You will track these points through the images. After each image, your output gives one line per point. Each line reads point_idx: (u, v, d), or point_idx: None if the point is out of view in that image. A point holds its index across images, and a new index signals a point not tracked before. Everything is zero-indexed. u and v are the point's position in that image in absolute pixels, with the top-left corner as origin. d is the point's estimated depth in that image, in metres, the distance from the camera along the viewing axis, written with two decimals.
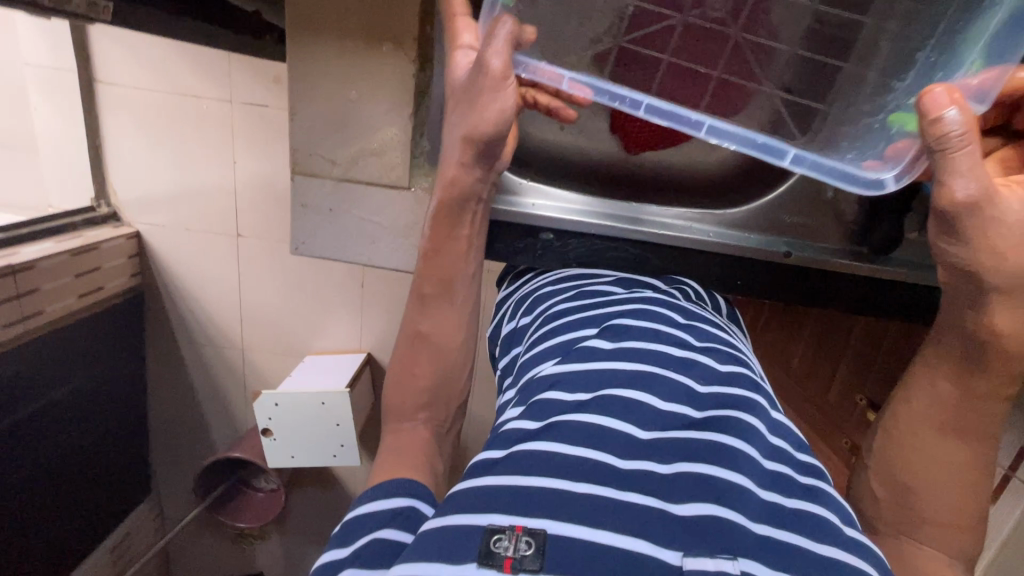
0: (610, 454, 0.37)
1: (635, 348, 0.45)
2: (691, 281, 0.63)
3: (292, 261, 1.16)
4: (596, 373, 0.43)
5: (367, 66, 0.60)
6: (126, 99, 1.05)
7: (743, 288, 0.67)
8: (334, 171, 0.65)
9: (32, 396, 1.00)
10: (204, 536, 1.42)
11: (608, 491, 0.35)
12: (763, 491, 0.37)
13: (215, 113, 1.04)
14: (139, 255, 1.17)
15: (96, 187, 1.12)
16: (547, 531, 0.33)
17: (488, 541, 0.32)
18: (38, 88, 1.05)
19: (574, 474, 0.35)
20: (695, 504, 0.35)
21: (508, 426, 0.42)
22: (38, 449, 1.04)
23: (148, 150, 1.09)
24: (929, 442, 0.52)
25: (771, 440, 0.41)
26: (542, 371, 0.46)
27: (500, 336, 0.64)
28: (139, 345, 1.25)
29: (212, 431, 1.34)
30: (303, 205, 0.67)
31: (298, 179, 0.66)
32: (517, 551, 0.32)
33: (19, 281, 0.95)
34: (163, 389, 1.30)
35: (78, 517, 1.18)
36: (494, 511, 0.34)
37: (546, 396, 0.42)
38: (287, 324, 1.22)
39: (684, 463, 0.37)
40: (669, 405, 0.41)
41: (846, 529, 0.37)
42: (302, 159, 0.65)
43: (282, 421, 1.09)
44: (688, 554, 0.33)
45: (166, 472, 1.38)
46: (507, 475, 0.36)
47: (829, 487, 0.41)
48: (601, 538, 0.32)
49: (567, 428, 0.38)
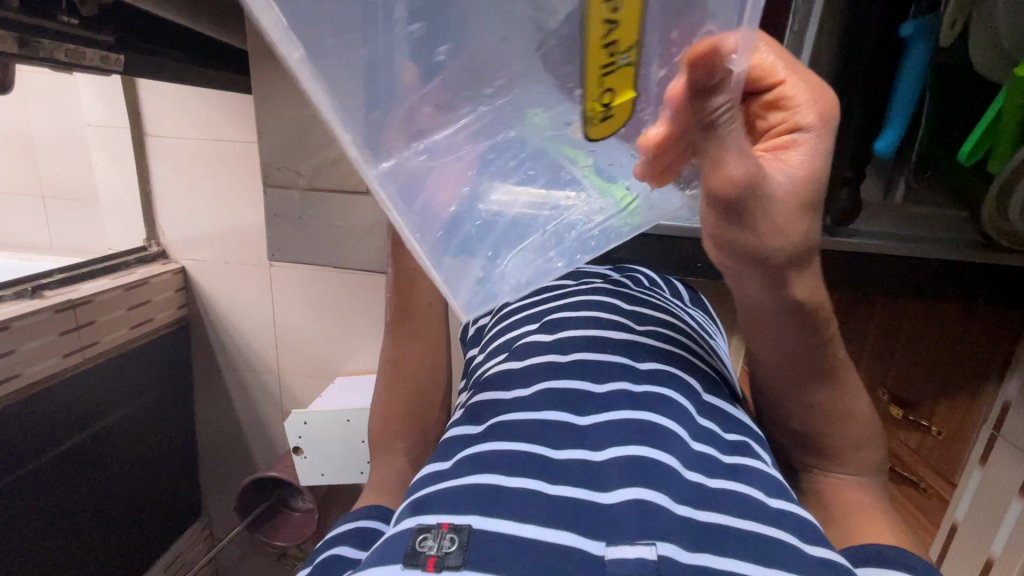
0: (542, 445, 0.38)
1: (570, 337, 0.48)
2: (644, 270, 0.65)
3: (317, 289, 1.23)
4: (533, 367, 0.46)
5: None
6: (170, 148, 1.17)
7: (703, 268, 0.75)
8: (300, 181, 0.80)
9: (91, 420, 1.10)
10: (250, 554, 1.48)
11: (536, 484, 0.35)
12: (689, 471, 0.37)
13: (247, 155, 1.14)
14: (185, 289, 1.28)
15: (146, 229, 1.24)
16: (472, 527, 0.33)
17: (415, 541, 0.33)
18: (96, 145, 1.19)
19: (506, 469, 0.36)
20: (626, 490, 0.35)
21: (451, 436, 0.44)
22: (96, 472, 1.12)
23: (190, 192, 1.19)
24: (837, 426, 0.53)
25: (699, 421, 0.42)
26: (491, 368, 0.50)
27: (466, 339, 0.67)
28: (186, 372, 1.35)
29: (253, 452, 1.41)
30: (279, 213, 0.81)
31: (271, 188, 0.80)
32: (441, 549, 0.32)
33: (77, 314, 1.06)
34: (209, 416, 1.40)
35: (135, 539, 1.26)
36: (425, 514, 0.35)
37: (481, 398, 0.45)
38: (319, 350, 1.28)
39: (614, 447, 0.38)
40: (605, 388, 0.43)
41: (770, 502, 0.37)
42: (274, 172, 0.79)
43: (311, 440, 1.13)
44: (611, 543, 0.32)
45: (213, 494, 1.46)
46: (444, 484, 0.37)
47: (758, 463, 0.40)
48: (526, 532, 0.32)
49: (501, 429, 0.40)
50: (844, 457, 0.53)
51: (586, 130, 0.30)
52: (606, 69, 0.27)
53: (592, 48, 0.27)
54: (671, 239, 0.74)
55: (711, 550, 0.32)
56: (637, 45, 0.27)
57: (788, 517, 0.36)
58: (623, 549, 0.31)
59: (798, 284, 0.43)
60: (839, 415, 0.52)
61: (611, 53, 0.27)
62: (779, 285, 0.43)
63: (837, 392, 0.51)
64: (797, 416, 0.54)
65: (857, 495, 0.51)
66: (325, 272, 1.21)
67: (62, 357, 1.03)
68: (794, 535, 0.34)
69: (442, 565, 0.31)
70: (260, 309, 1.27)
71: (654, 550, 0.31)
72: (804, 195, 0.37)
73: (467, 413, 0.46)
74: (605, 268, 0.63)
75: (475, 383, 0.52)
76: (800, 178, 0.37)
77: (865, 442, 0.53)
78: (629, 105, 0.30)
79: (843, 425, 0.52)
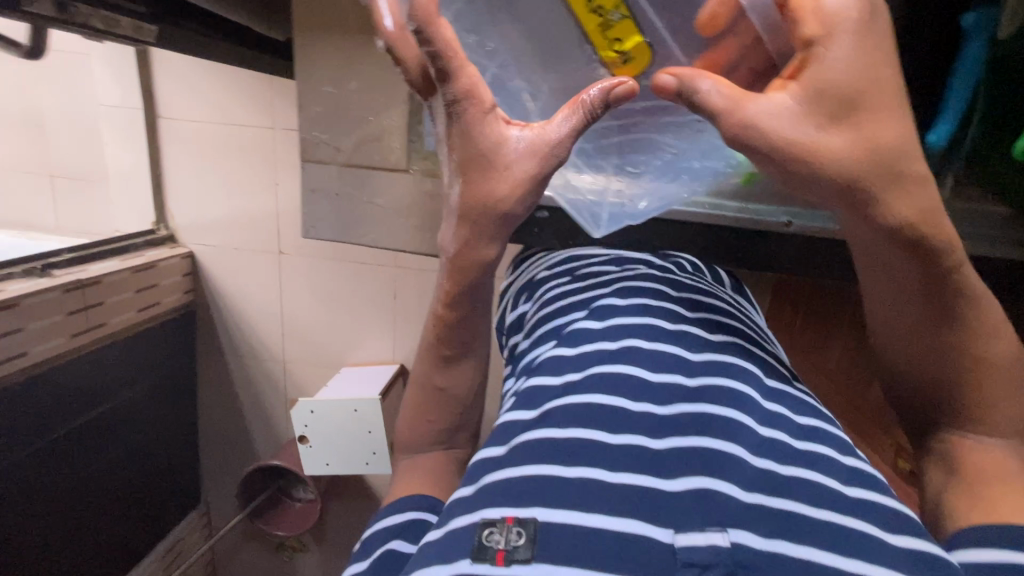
0: (599, 430, 0.38)
1: (624, 324, 0.47)
2: (686, 255, 0.65)
3: (330, 279, 1.22)
4: (585, 354, 0.45)
5: (372, 61, 0.63)
6: (184, 130, 1.16)
7: (745, 259, 0.74)
8: (336, 155, 0.67)
9: (94, 402, 1.08)
10: (248, 543, 1.47)
11: (597, 473, 0.35)
12: (757, 458, 0.37)
13: (260, 140, 1.13)
14: (193, 273, 1.27)
15: (156, 211, 1.23)
16: (538, 519, 0.33)
17: (481, 536, 0.33)
18: (109, 125, 1.18)
19: (563, 460, 0.36)
20: (689, 478, 0.35)
21: (504, 420, 0.44)
22: (96, 455, 1.11)
23: (201, 176, 1.18)
24: (974, 378, 0.48)
25: (767, 406, 0.42)
26: (540, 355, 0.49)
27: (504, 326, 0.66)
28: (191, 357, 1.33)
29: (255, 441, 1.40)
30: (314, 191, 0.69)
31: (309, 165, 0.68)
32: (508, 543, 0.32)
33: (85, 294, 1.05)
34: (212, 402, 1.38)
35: (132, 524, 1.24)
36: (486, 508, 0.35)
37: (532, 384, 0.45)
38: (327, 339, 1.27)
39: (676, 437, 0.38)
40: (658, 377, 0.42)
41: (847, 491, 0.36)
42: (312, 146, 0.67)
43: (317, 428, 1.12)
44: (679, 531, 0.32)
45: (214, 482, 1.45)
46: (504, 472, 0.37)
47: (830, 449, 0.40)
48: (590, 521, 0.32)
49: (558, 414, 0.39)
50: (980, 414, 0.48)
51: (613, 72, 0.54)
52: (602, 26, 0.51)
53: (587, 15, 0.51)
54: (703, 229, 0.74)
55: (788, 538, 0.32)
56: (620, 5, 0.50)
57: (862, 505, 0.35)
58: (693, 537, 0.32)
59: (890, 206, 0.43)
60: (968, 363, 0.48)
61: (601, 14, 0.50)
62: (863, 211, 0.44)
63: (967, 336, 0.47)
64: (918, 364, 0.51)
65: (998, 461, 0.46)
66: (337, 261, 1.20)
67: (68, 337, 1.02)
68: (874, 524, 0.34)
69: (511, 558, 0.31)
70: (268, 296, 1.26)
71: (725, 536, 0.31)
72: (818, 108, 0.41)
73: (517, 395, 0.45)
74: (647, 255, 0.62)
75: (524, 369, 0.51)
76: (841, 85, 0.40)
77: (1003, 395, 0.48)
78: (643, 47, 0.52)
79: (983, 377, 0.48)
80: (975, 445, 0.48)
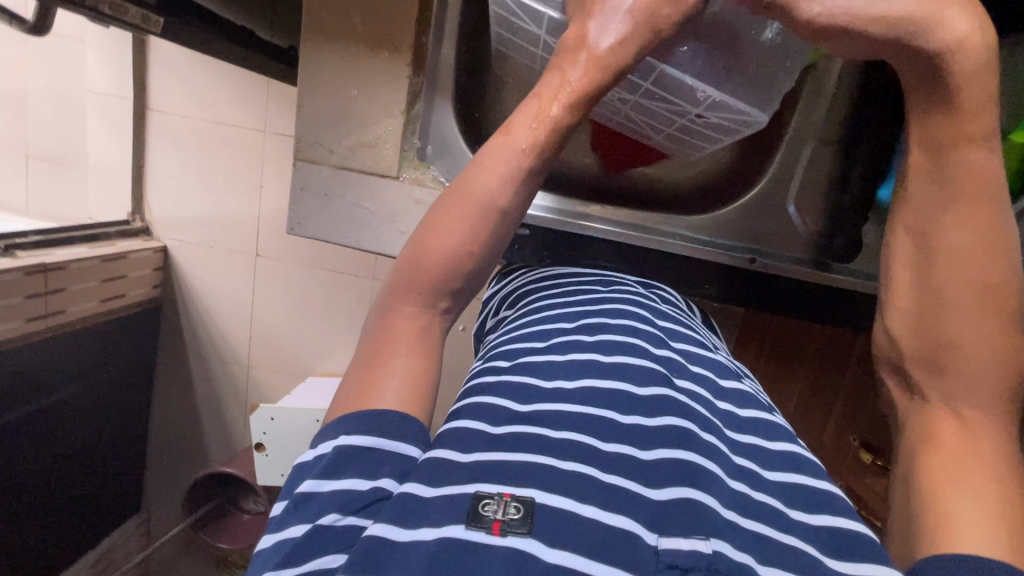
0: (591, 435, 0.40)
1: (612, 340, 0.49)
2: (667, 288, 0.66)
3: (305, 284, 1.21)
4: (575, 363, 0.47)
5: (371, 68, 0.65)
6: (173, 125, 1.15)
7: (709, 291, 0.76)
8: (331, 159, 0.68)
9: (40, 393, 1.03)
10: (188, 556, 1.39)
11: (587, 469, 0.37)
12: (731, 481, 0.40)
13: (250, 142, 1.13)
14: (164, 269, 1.24)
15: (134, 203, 1.20)
16: (535, 500, 0.35)
17: (476, 505, 0.35)
18: (94, 112, 1.16)
19: (561, 454, 0.38)
20: (673, 489, 0.37)
21: (482, 401, 0.44)
22: (36, 449, 1.05)
23: (185, 170, 1.17)
24: (960, 278, 0.50)
25: (735, 437, 0.45)
26: (520, 351, 0.50)
27: (484, 332, 0.68)
28: (152, 355, 1.29)
29: (209, 446, 1.35)
30: (302, 188, 0.70)
31: (298, 163, 0.69)
32: (505, 515, 0.34)
33: (48, 278, 1.01)
34: (168, 403, 1.33)
35: (64, 527, 1.17)
36: (481, 481, 0.36)
37: (514, 379, 0.45)
38: (298, 344, 1.25)
39: (661, 448, 0.40)
40: (645, 390, 0.44)
41: (792, 513, 0.39)
42: (305, 145, 0.68)
43: (277, 436, 1.09)
44: (664, 534, 0.34)
45: (159, 485, 1.38)
46: (494, 453, 0.38)
47: (797, 475, 0.42)
48: (585, 512, 0.34)
49: (549, 419, 0.41)
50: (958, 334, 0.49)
51: None
52: None
53: None
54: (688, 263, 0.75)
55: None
56: None
57: (816, 527, 0.38)
58: (678, 541, 0.34)
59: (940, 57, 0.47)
60: (972, 283, 0.49)
61: None
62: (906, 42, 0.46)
63: (975, 225, 0.50)
64: (940, 318, 0.50)
65: (977, 441, 0.46)
66: (315, 270, 1.19)
67: (25, 321, 0.98)
68: (814, 548, 0.36)
69: (507, 530, 0.33)
70: (240, 297, 1.24)
71: (708, 544, 0.34)
72: None
73: (498, 383, 0.46)
74: (632, 280, 0.64)
75: (498, 358, 0.51)
76: None
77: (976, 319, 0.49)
78: None
79: (961, 281, 0.50)
80: (953, 419, 0.48)
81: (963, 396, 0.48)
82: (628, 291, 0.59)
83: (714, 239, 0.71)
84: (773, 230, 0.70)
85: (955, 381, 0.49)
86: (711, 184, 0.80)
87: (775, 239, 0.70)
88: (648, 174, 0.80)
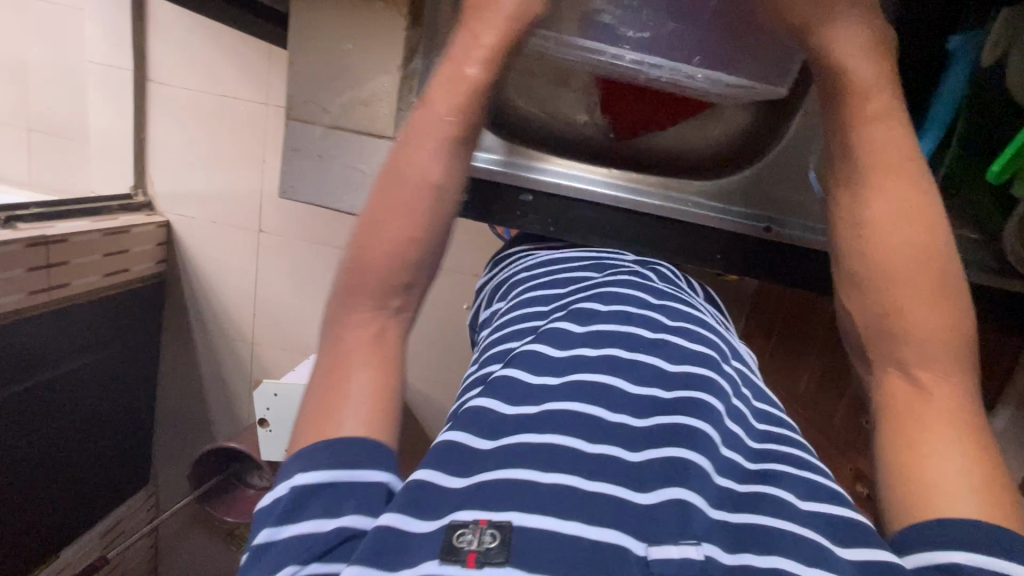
0: (577, 437, 0.38)
1: (602, 331, 0.47)
2: (666, 263, 0.64)
3: (308, 261, 1.19)
4: (570, 358, 0.45)
5: (368, 24, 0.63)
6: (173, 97, 1.13)
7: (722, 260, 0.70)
8: (325, 119, 0.66)
9: (44, 367, 1.04)
10: (195, 528, 1.42)
11: (571, 479, 0.35)
12: (718, 476, 0.38)
13: (252, 114, 1.11)
14: (167, 244, 1.23)
15: (135, 176, 1.19)
16: (513, 523, 0.33)
17: (452, 537, 0.33)
18: (94, 83, 1.14)
19: (542, 466, 0.36)
20: (662, 492, 0.35)
21: (473, 404, 0.43)
22: (43, 423, 1.06)
23: (185, 143, 1.15)
24: (889, 241, 0.50)
25: (727, 424, 0.43)
26: (512, 348, 0.48)
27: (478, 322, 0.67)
28: (155, 331, 1.29)
29: (214, 421, 1.36)
30: (295, 151, 0.68)
31: (292, 123, 0.67)
32: (481, 545, 0.32)
33: (50, 252, 1.01)
34: (173, 379, 1.34)
35: (74, 498, 1.19)
36: (457, 510, 0.35)
37: (505, 373, 0.44)
38: (300, 321, 1.25)
39: (653, 450, 0.38)
40: (637, 388, 0.43)
41: (801, 505, 0.38)
42: (299, 104, 0.66)
43: (279, 414, 1.09)
44: (653, 544, 0.33)
45: (165, 459, 1.40)
46: (486, 472, 0.37)
47: (787, 467, 0.41)
48: (567, 529, 0.33)
49: (537, 422, 0.39)
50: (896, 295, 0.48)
51: None
52: None
53: None
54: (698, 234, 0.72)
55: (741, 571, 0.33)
56: None
57: (816, 518, 0.37)
58: (668, 549, 0.32)
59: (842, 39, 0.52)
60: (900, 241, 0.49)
61: None
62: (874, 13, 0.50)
63: (897, 188, 0.51)
64: (880, 285, 0.50)
65: (934, 403, 0.43)
66: (318, 246, 1.18)
67: (27, 295, 0.98)
68: (822, 536, 0.36)
69: (484, 561, 0.31)
70: (242, 274, 1.23)
71: (699, 550, 0.32)
72: None
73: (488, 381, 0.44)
74: (629, 258, 0.62)
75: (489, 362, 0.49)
76: None
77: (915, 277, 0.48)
78: None
79: (887, 243, 0.50)
80: (906, 381, 0.46)
81: (918, 357, 0.46)
82: (621, 273, 0.57)
83: (726, 205, 0.69)
84: (784, 203, 0.68)
85: (911, 344, 0.47)
86: (728, 148, 0.76)
87: (792, 204, 0.68)
88: (658, 140, 0.77)
